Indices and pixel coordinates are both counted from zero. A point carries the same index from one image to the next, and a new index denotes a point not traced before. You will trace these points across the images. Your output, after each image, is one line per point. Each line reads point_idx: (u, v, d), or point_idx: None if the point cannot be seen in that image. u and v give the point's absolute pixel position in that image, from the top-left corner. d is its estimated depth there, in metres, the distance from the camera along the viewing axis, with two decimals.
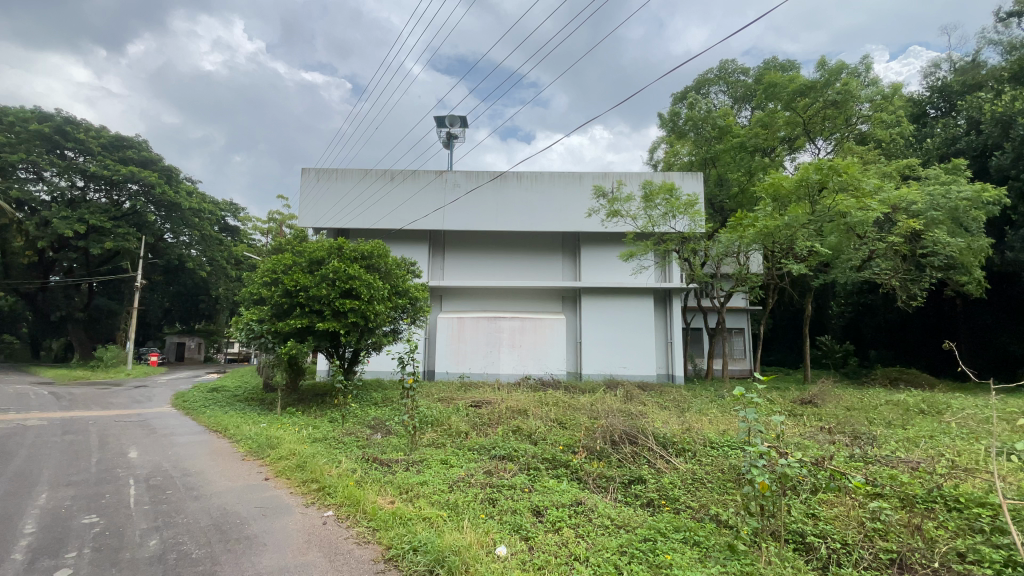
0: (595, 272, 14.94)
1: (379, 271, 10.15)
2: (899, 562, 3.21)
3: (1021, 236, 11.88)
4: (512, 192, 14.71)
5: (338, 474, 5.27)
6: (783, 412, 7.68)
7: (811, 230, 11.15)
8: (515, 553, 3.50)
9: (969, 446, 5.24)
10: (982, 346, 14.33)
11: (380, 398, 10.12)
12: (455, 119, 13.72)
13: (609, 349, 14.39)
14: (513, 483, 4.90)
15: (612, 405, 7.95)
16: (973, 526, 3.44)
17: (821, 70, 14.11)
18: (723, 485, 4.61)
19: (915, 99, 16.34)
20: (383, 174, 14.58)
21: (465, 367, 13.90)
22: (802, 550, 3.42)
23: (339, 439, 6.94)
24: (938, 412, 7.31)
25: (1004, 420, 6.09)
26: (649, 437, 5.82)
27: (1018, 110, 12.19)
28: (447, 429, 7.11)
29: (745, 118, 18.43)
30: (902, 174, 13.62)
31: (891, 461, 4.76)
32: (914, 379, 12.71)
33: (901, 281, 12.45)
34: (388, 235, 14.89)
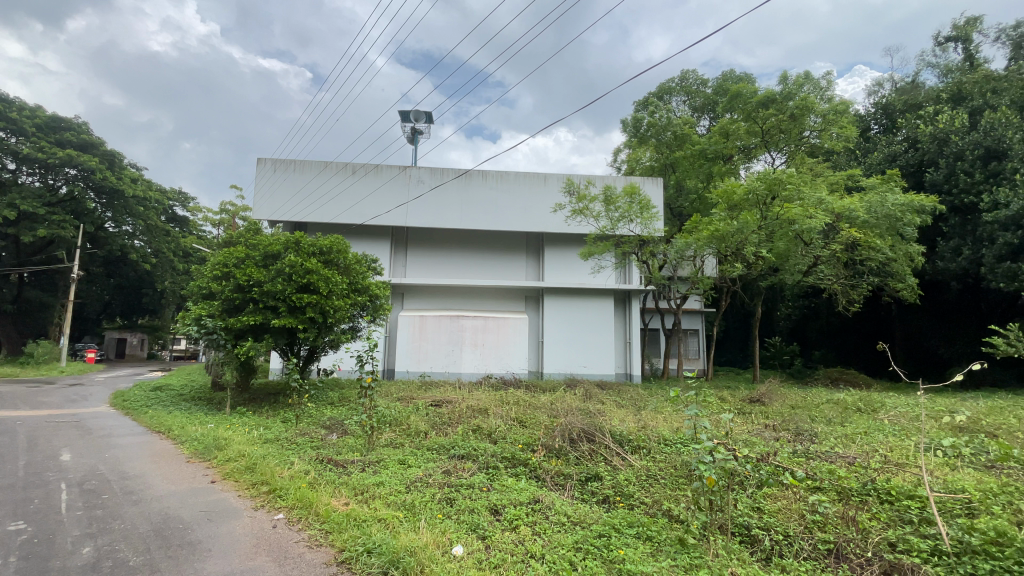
0: (557, 272, 15.11)
1: (338, 267, 9.83)
2: (836, 552, 3.41)
3: (950, 247, 12.85)
4: (477, 190, 14.64)
5: (290, 476, 5.11)
6: (733, 410, 7.96)
7: (761, 236, 11.66)
8: (471, 552, 3.49)
9: (900, 442, 5.61)
10: (913, 348, 15.46)
11: (337, 398, 9.85)
12: (420, 114, 13.50)
13: (570, 349, 14.58)
14: (471, 482, 4.88)
15: (571, 404, 7.99)
16: (902, 517, 3.67)
17: (782, 83, 14.75)
18: (675, 481, 4.75)
19: (858, 115, 17.34)
20: (343, 167, 14.20)
21: (426, 366, 13.72)
22: (747, 543, 3.58)
23: (292, 440, 6.71)
24: (872, 411, 7.79)
25: (932, 418, 6.58)
26: (606, 435, 5.94)
27: (953, 129, 13.15)
28: (406, 429, 6.98)
29: (704, 127, 19.05)
30: (846, 185, 14.43)
31: (829, 457, 5.02)
32: (853, 380, 13.50)
33: (843, 287, 13.17)
34: (348, 230, 14.49)
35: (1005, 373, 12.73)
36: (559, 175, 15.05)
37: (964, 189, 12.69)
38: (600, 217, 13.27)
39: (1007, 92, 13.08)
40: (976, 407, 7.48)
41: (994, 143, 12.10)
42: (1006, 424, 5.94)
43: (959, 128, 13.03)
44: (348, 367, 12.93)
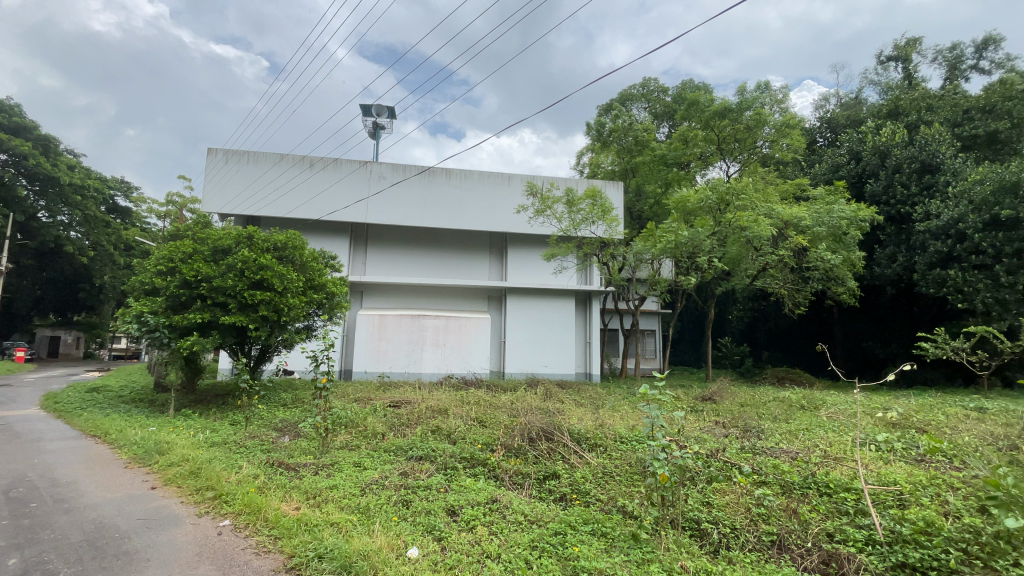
0: (520, 272, 15.16)
1: (293, 264, 9.46)
2: (778, 543, 3.57)
3: (886, 254, 13.70)
4: (440, 188, 14.49)
5: (238, 481, 4.88)
6: (686, 407, 8.24)
7: (715, 242, 12.14)
8: (426, 554, 3.44)
9: (839, 437, 5.93)
10: (852, 349, 16.47)
11: (290, 399, 9.52)
12: (382, 109, 13.23)
13: (532, 349, 14.70)
14: (428, 483, 4.82)
15: (531, 404, 8.01)
16: (839, 509, 3.87)
17: (740, 95, 15.34)
18: (629, 477, 4.84)
19: (807, 127, 18.23)
20: (301, 160, 13.74)
21: (385, 367, 13.46)
22: (697, 536, 3.70)
23: (241, 443, 6.43)
24: (815, 408, 8.21)
25: (868, 414, 7.02)
26: (564, 433, 6.00)
27: (892, 143, 14.05)
28: (363, 431, 6.82)
29: (663, 134, 19.58)
30: (795, 194, 15.17)
31: (774, 452, 5.25)
32: (798, 379, 14.21)
33: (789, 290, 13.80)
34: (304, 225, 14.02)
35: (933, 372, 13.69)
36: (523, 176, 15.12)
37: (900, 201, 13.60)
38: (563, 218, 13.42)
39: (939, 110, 14.49)
40: (908, 404, 7.99)
41: (928, 158, 13.17)
42: (934, 420, 6.38)
43: (898, 142, 13.95)
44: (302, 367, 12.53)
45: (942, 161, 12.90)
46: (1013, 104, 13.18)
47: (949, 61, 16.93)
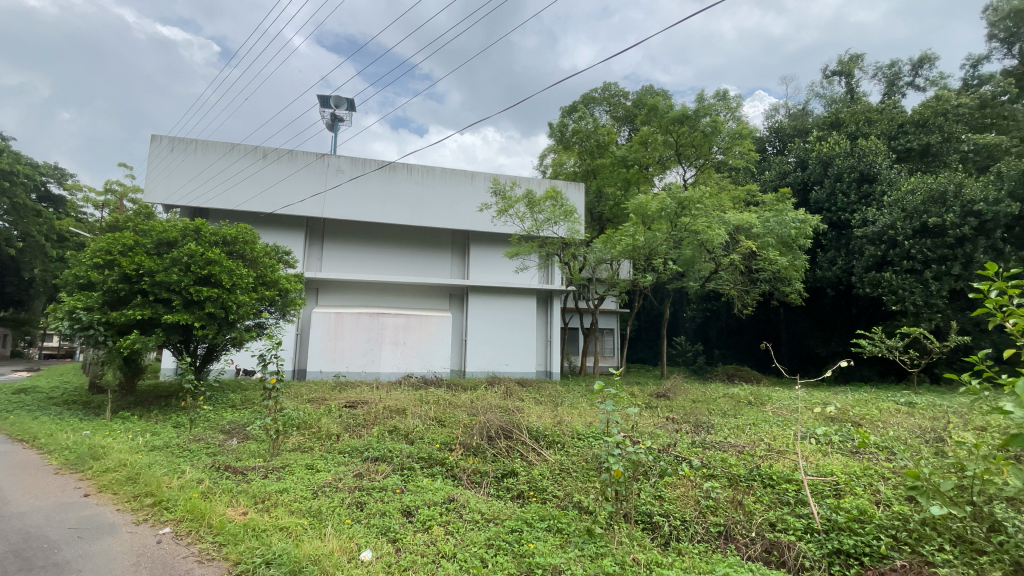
0: (482, 271, 15.12)
1: (242, 259, 9.06)
2: (725, 533, 3.72)
3: (828, 257, 14.52)
4: (401, 184, 14.24)
5: (180, 486, 4.63)
6: (641, 404, 8.44)
7: (671, 244, 12.50)
8: (380, 556, 3.38)
9: (783, 431, 6.24)
10: (796, 347, 17.35)
11: (239, 399, 9.15)
12: (342, 101, 12.89)
13: (493, 347, 14.74)
14: (384, 484, 4.73)
15: (491, 402, 8.01)
16: (781, 499, 4.06)
17: (697, 102, 15.83)
18: (585, 473, 4.90)
19: (759, 136, 19.06)
20: (253, 150, 13.18)
21: (342, 366, 13.12)
22: (649, 529, 3.81)
23: (184, 446, 6.11)
24: (761, 403, 8.60)
25: (809, 409, 7.43)
26: (523, 432, 6.03)
27: (834, 153, 14.89)
28: (316, 432, 6.62)
29: (624, 138, 19.98)
30: (746, 199, 15.82)
31: (723, 446, 5.47)
32: (747, 375, 14.85)
33: (739, 292, 14.40)
34: (257, 218, 13.46)
35: (869, 370, 14.63)
36: (486, 174, 15.08)
37: (841, 208, 14.42)
38: (524, 218, 13.41)
39: (877, 124, 15.43)
40: (846, 400, 8.49)
41: (866, 168, 14.05)
42: (868, 415, 6.81)
43: (840, 153, 14.78)
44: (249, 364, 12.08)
45: (878, 172, 13.77)
46: (943, 120, 14.20)
47: (888, 77, 18.09)
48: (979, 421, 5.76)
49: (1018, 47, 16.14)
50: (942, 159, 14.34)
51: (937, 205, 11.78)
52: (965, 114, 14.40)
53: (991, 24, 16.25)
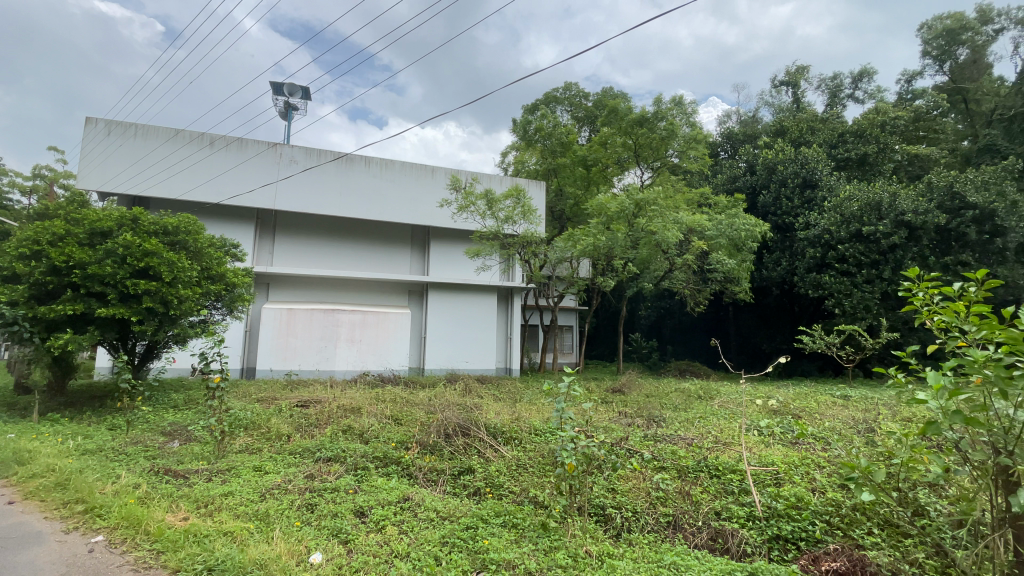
0: (442, 267, 14.98)
1: (185, 251, 8.55)
2: (673, 523, 3.85)
3: (774, 258, 15.27)
4: (358, 177, 13.88)
5: (114, 492, 4.35)
6: (597, 399, 8.60)
7: (629, 243, 12.78)
8: (331, 558, 3.30)
9: (730, 424, 6.52)
10: (743, 343, 18.16)
11: (182, 399, 8.69)
12: (296, 88, 12.40)
13: (452, 344, 14.66)
14: (337, 485, 4.61)
15: (449, 400, 7.96)
16: (726, 489, 4.24)
17: (655, 105, 16.20)
18: (541, 468, 4.96)
19: (712, 141, 19.77)
20: (199, 137, 12.50)
21: (295, 364, 12.70)
22: (601, 521, 3.91)
23: (120, 450, 5.75)
24: (710, 397, 8.96)
25: (754, 403, 7.79)
26: (480, 429, 6.01)
27: (779, 159, 15.64)
28: (265, 433, 6.39)
29: (584, 138, 20.25)
30: (700, 202, 16.38)
31: (673, 439, 5.66)
32: (698, 370, 15.43)
33: (692, 290, 14.92)
34: (202, 209, 12.78)
35: (809, 365, 15.51)
36: (446, 169, 14.91)
37: (786, 212, 15.17)
38: (485, 216, 13.31)
39: (820, 132, 16.33)
40: (788, 394, 8.95)
41: (809, 174, 14.86)
42: (807, 408, 7.21)
43: (784, 159, 15.55)
44: (188, 364, 11.43)
45: (820, 178, 14.56)
46: (879, 132, 15.15)
47: (831, 89, 19.16)
48: (906, 413, 6.19)
49: (947, 65, 17.45)
50: (877, 167, 15.34)
51: (873, 211, 12.58)
52: (900, 127, 15.43)
53: (925, 42, 17.51)
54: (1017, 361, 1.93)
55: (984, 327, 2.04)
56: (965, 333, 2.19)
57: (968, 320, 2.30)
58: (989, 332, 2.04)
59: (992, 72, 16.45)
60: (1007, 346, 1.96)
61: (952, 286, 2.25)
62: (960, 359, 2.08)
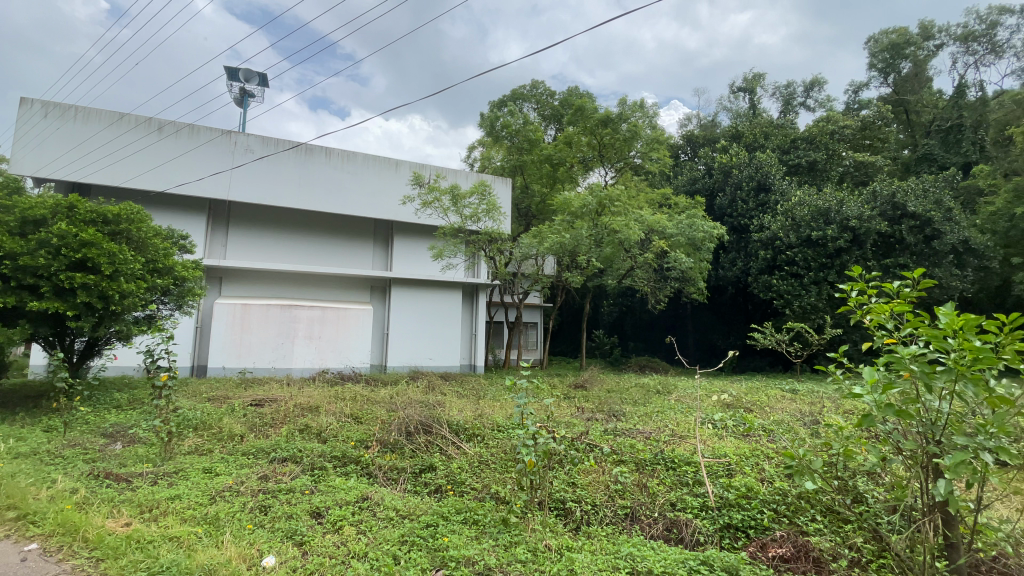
0: (406, 263, 14.75)
1: (129, 242, 8.03)
2: (631, 515, 3.94)
3: (729, 258, 15.85)
4: (319, 169, 13.49)
5: (49, 498, 4.07)
6: (560, 395, 8.68)
7: (593, 241, 12.96)
8: (285, 561, 3.20)
9: (686, 418, 6.74)
10: (700, 340, 18.77)
11: (126, 399, 8.24)
12: (252, 75, 11.90)
13: (415, 341, 14.51)
14: (292, 485, 4.47)
15: (412, 397, 7.86)
16: (681, 480, 4.38)
17: (620, 106, 16.45)
18: (503, 463, 4.97)
19: (674, 142, 20.28)
20: (146, 121, 11.82)
21: (249, 362, 12.24)
22: (562, 515, 3.96)
23: (55, 452, 5.38)
24: (668, 392, 9.22)
25: (709, 398, 8.06)
26: (442, 425, 5.96)
27: (735, 163, 16.24)
28: (217, 433, 6.13)
29: (550, 136, 20.36)
30: (661, 202, 16.79)
31: (632, 433, 5.79)
32: (657, 366, 15.84)
33: (652, 288, 15.26)
34: (150, 198, 12.10)
35: (761, 361, 16.20)
36: (410, 164, 14.69)
37: (741, 214, 15.75)
38: (449, 212, 13.19)
39: (774, 138, 17.02)
40: (741, 388, 9.33)
41: (763, 178, 15.48)
42: (758, 401, 7.53)
43: (738, 163, 16.16)
44: (133, 361, 10.85)
45: (773, 183, 15.18)
46: (828, 139, 15.93)
47: (785, 96, 20.01)
48: (848, 406, 6.55)
49: (891, 77, 18.48)
50: (826, 173, 16.11)
51: (821, 215, 13.21)
52: (847, 135, 16.26)
53: (872, 55, 18.52)
54: (941, 357, 2.07)
55: (913, 324, 2.17)
56: (895, 330, 2.33)
57: (900, 317, 2.44)
58: (918, 330, 2.17)
59: (931, 86, 17.52)
60: (932, 342, 2.10)
61: (885, 287, 2.38)
62: (890, 355, 2.21)
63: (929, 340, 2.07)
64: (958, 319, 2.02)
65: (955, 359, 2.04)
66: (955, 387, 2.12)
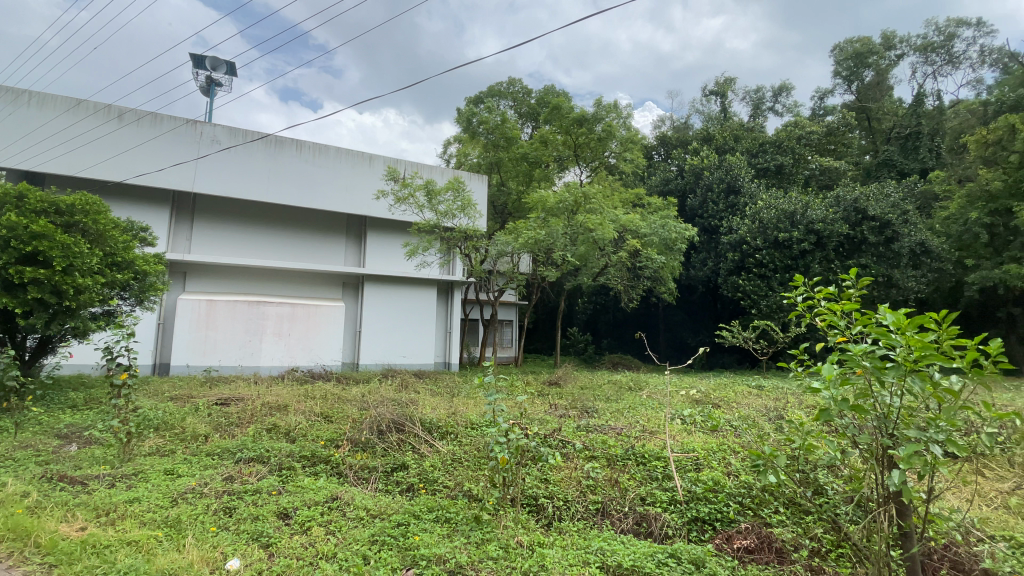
0: (379, 259, 14.55)
1: (85, 235, 7.67)
2: (602, 509, 4.00)
3: (700, 258, 16.20)
4: (289, 162, 13.17)
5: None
6: (534, 392, 8.71)
7: (568, 239, 13.03)
8: (250, 564, 3.12)
9: (657, 414, 6.87)
10: (672, 338, 19.14)
11: (81, 398, 7.87)
12: (220, 63, 11.50)
13: (389, 339, 14.34)
14: (258, 486, 4.36)
15: (384, 395, 7.77)
16: (651, 475, 4.46)
17: (595, 106, 16.60)
18: (476, 461, 4.97)
19: (647, 143, 20.58)
20: (106, 109, 11.32)
21: (215, 360, 11.88)
22: (534, 511, 3.99)
23: (3, 455, 5.10)
24: (640, 389, 9.38)
25: (679, 394, 8.22)
26: (415, 424, 5.91)
27: (706, 165, 16.59)
28: (179, 433, 5.93)
29: (527, 134, 20.39)
30: (635, 201, 17.01)
31: (604, 429, 5.86)
32: (629, 363, 16.08)
33: (626, 287, 15.46)
34: (108, 189, 11.59)
35: (729, 358, 16.63)
36: (384, 159, 14.49)
37: (712, 215, 16.11)
38: (423, 209, 13.07)
39: (743, 141, 17.47)
40: (709, 384, 9.55)
41: (732, 180, 15.86)
42: (726, 397, 7.71)
43: (709, 165, 16.52)
44: (90, 359, 10.38)
45: (742, 185, 15.57)
46: (794, 144, 16.44)
47: (754, 101, 20.53)
48: (810, 402, 6.77)
49: (855, 85, 19.17)
50: (793, 176, 16.61)
51: (788, 218, 13.62)
52: (813, 140, 16.80)
53: (838, 63, 19.18)
54: (888, 354, 2.16)
55: (859, 323, 2.25)
56: (844, 328, 2.42)
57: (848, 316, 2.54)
58: (866, 328, 2.26)
59: (891, 94, 18.24)
60: (880, 339, 2.19)
61: (833, 287, 2.47)
62: (842, 353, 2.28)
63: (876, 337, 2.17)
64: (900, 316, 2.12)
65: (900, 355, 2.14)
66: (903, 383, 2.21)
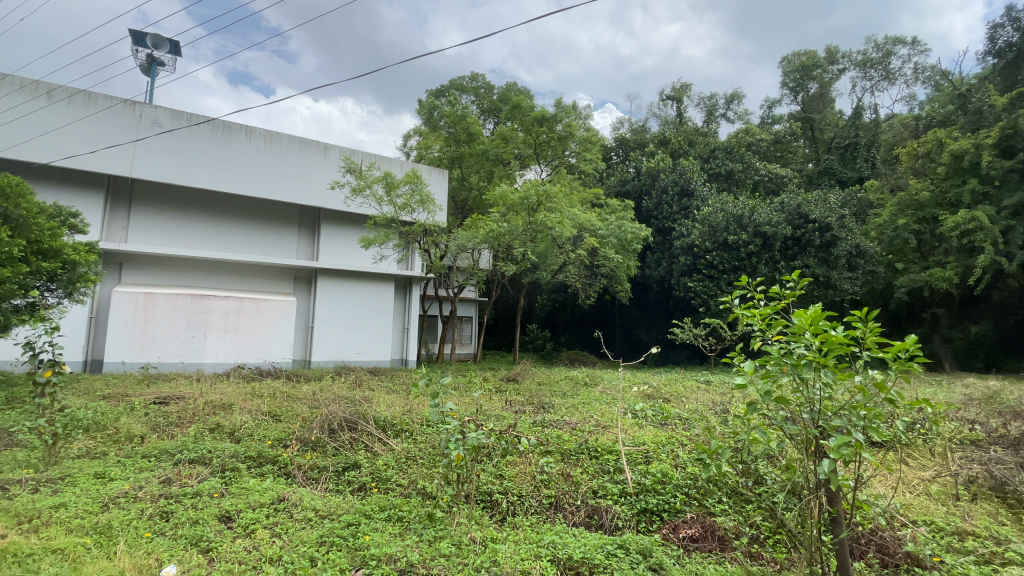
0: (334, 253, 14.15)
1: (5, 220, 7.05)
2: (555, 503, 4.06)
3: (655, 257, 16.67)
4: (237, 148, 12.56)
5: None
6: (491, 388, 8.73)
7: (528, 236, 13.10)
8: (188, 570, 2.97)
9: (610, 409, 7.04)
10: (627, 335, 19.63)
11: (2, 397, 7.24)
12: (161, 41, 10.79)
13: (343, 335, 13.99)
14: (199, 489, 4.16)
15: (337, 393, 7.59)
16: (603, 468, 4.57)
17: (557, 105, 16.74)
18: (431, 458, 4.93)
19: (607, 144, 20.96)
20: (30, 84, 10.44)
21: (154, 356, 11.23)
22: (488, 507, 4.00)
23: None
24: (595, 384, 9.58)
25: (632, 390, 8.45)
26: (368, 422, 5.79)
27: (662, 167, 17.08)
28: (112, 434, 5.56)
29: (488, 130, 20.32)
30: (593, 200, 17.31)
31: (559, 424, 5.95)
32: (586, 359, 16.37)
33: (583, 284, 15.70)
34: (34, 170, 10.72)
35: (680, 354, 17.23)
36: (340, 149, 14.06)
37: (666, 216, 16.62)
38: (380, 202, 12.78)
39: (697, 146, 18.11)
40: (661, 380, 9.87)
41: (686, 184, 16.41)
42: (676, 392, 8.01)
43: (665, 167, 17.02)
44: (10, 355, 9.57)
45: (695, 188, 16.13)
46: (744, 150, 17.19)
47: (708, 107, 21.30)
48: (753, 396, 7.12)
49: (800, 96, 20.22)
50: (743, 181, 17.35)
51: (737, 220, 14.21)
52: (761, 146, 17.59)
53: (785, 74, 20.18)
54: (806, 352, 2.34)
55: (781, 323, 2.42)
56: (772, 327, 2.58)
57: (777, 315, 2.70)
58: (787, 327, 2.42)
59: (833, 106, 19.37)
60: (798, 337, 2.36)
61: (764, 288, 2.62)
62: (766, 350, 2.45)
63: (796, 337, 2.33)
64: (813, 317, 2.29)
65: (816, 352, 2.32)
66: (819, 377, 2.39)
